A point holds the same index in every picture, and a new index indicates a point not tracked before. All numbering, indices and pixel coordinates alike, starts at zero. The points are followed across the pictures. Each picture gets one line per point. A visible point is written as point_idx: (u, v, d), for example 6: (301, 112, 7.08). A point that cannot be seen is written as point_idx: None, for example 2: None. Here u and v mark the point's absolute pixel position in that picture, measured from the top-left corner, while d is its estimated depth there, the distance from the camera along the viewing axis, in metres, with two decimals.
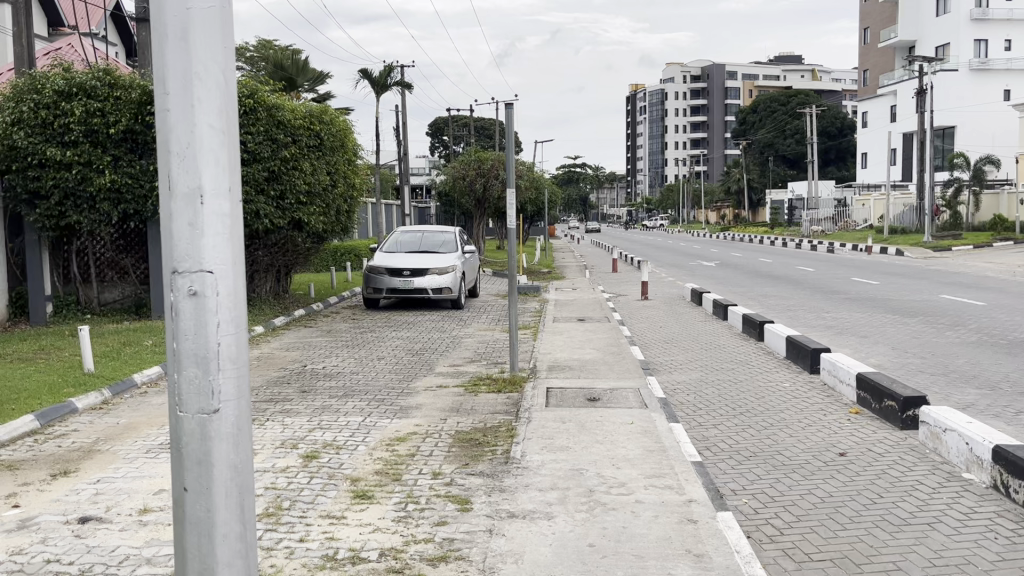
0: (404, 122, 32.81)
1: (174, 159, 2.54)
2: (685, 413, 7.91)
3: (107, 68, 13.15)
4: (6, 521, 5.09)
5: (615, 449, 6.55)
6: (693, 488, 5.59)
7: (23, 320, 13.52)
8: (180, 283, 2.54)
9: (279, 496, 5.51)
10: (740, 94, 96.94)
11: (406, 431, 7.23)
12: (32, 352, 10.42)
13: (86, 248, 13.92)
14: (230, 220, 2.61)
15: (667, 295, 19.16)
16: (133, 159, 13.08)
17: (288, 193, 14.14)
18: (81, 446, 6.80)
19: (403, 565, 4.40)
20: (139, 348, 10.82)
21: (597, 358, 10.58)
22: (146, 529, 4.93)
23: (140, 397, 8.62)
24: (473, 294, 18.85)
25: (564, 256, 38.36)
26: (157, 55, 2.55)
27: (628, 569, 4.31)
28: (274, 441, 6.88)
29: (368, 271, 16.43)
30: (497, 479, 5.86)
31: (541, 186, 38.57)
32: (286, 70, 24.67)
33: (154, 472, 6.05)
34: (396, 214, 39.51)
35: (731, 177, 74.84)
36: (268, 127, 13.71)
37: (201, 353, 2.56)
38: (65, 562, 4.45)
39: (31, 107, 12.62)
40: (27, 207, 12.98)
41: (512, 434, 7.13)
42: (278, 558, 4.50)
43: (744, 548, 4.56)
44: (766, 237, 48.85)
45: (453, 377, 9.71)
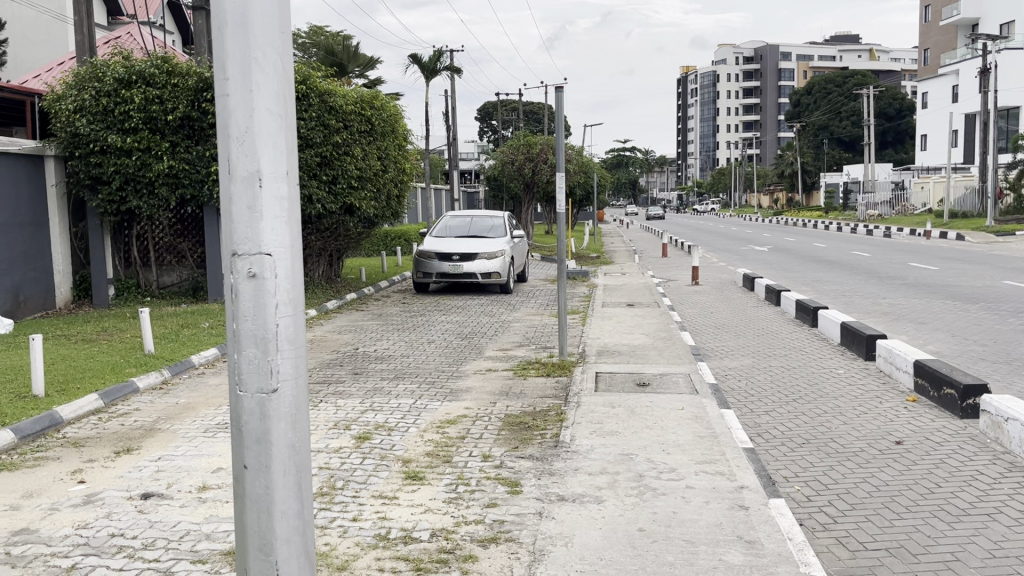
0: (453, 106, 32.80)
1: (233, 144, 2.58)
2: (736, 399, 7.84)
3: (165, 56, 13.39)
4: (73, 496, 5.28)
5: (665, 434, 6.52)
6: (745, 474, 5.55)
7: (86, 302, 13.94)
8: (240, 266, 2.60)
9: (332, 476, 5.61)
10: (795, 76, 95.12)
11: (456, 414, 7.29)
12: (95, 334, 10.74)
13: (146, 233, 14.27)
14: (289, 203, 2.66)
15: (719, 281, 18.92)
16: (191, 144, 13.34)
17: (340, 178, 14.30)
18: (144, 424, 7.00)
19: (455, 546, 4.45)
20: (196, 330, 11.07)
21: (647, 344, 10.50)
22: (205, 505, 5.06)
23: (198, 378, 8.84)
24: (522, 279, 18.87)
25: (613, 241, 38.18)
26: (216, 42, 2.59)
27: (679, 554, 4.30)
28: (328, 422, 7.00)
29: (418, 256, 16.55)
30: (547, 463, 5.89)
31: (590, 169, 38.40)
32: (337, 56, 24.91)
33: (212, 451, 6.20)
34: (445, 198, 39.66)
35: (785, 161, 73.48)
36: (320, 113, 13.82)
37: (261, 333, 2.61)
38: (129, 536, 4.60)
39: (93, 95, 12.94)
40: (89, 192, 13.36)
41: (561, 418, 7.14)
42: (332, 536, 4.58)
43: (797, 536, 4.51)
44: (821, 222, 48.00)
45: (502, 360, 9.76)
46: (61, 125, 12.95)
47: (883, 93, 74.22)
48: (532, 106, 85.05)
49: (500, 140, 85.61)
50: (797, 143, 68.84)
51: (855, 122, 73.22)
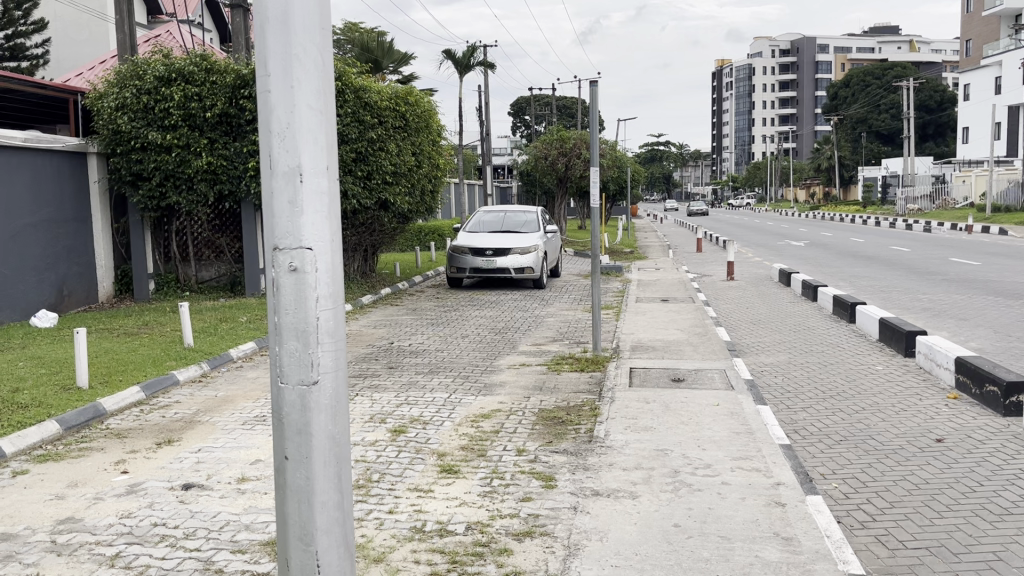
0: (486, 101, 32.83)
1: (275, 139, 2.62)
2: (772, 395, 7.77)
3: (203, 53, 13.54)
4: (116, 486, 5.39)
5: (701, 430, 6.49)
6: (782, 471, 5.51)
7: (128, 296, 14.19)
8: (281, 260, 2.63)
9: (368, 469, 5.66)
10: (832, 68, 93.81)
11: (490, 408, 7.31)
12: (137, 327, 10.95)
13: (185, 228, 14.48)
14: (329, 198, 2.69)
15: (755, 276, 18.73)
16: (229, 141, 13.51)
17: (375, 174, 14.41)
18: (184, 416, 7.12)
19: (489, 539, 4.47)
20: (234, 324, 11.22)
21: (682, 339, 10.44)
22: (245, 497, 5.15)
23: (236, 371, 8.98)
24: (555, 274, 18.85)
25: (646, 236, 38.00)
26: (259, 39, 2.63)
27: (714, 550, 4.28)
28: (364, 415, 7.07)
29: (452, 251, 16.60)
30: (582, 457, 5.89)
31: (623, 164, 38.26)
32: (372, 52, 25.15)
33: (250, 443, 6.28)
34: (478, 193, 39.78)
35: (822, 155, 72.51)
36: (356, 109, 13.91)
37: (302, 327, 2.65)
38: (171, 526, 4.69)
39: (134, 93, 13.14)
40: (131, 188, 13.60)
41: (595, 413, 7.15)
42: (369, 528, 4.64)
43: (835, 533, 4.47)
44: (859, 217, 47.31)
45: (536, 355, 9.77)
46: (102, 123, 13.14)
47: (923, 86, 72.94)
48: (566, 100, 84.97)
49: (534, 134, 85.61)
50: (835, 136, 67.85)
51: (894, 115, 71.99)
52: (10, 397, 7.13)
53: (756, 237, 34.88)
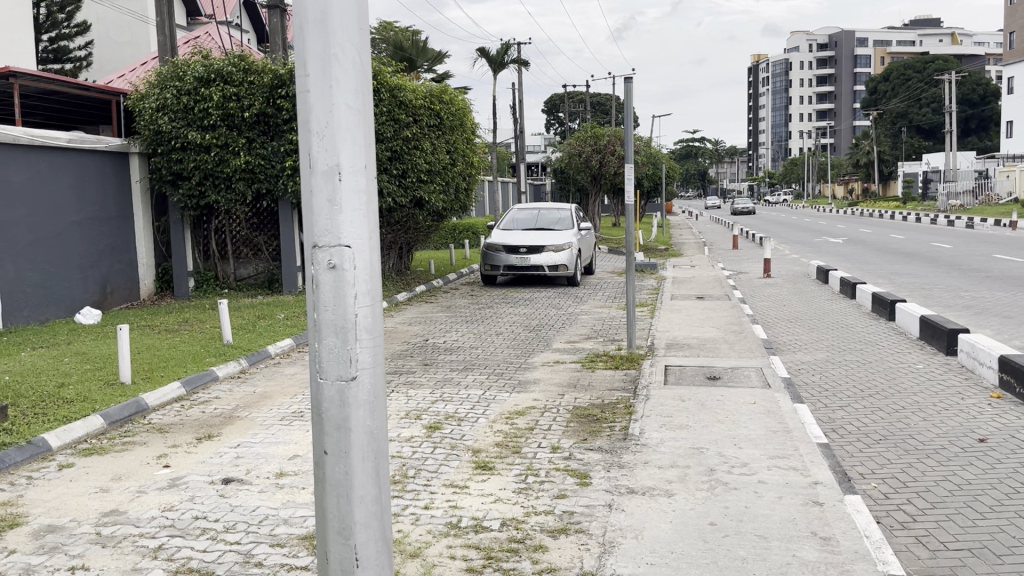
0: (520, 98, 32.82)
1: (314, 138, 2.65)
2: (810, 394, 7.69)
3: (241, 54, 13.73)
4: (158, 480, 5.50)
5: (737, 428, 6.44)
6: (819, 470, 5.45)
7: (168, 294, 14.42)
8: (320, 257, 2.67)
9: (404, 465, 5.71)
10: (871, 62, 92.32)
11: (525, 405, 7.33)
12: (177, 324, 11.14)
13: (223, 226, 14.68)
14: (367, 196, 2.72)
15: (791, 273, 18.53)
16: (266, 140, 13.68)
17: (410, 172, 14.49)
18: (223, 412, 7.24)
19: (525, 536, 4.49)
20: (272, 321, 11.38)
21: (717, 337, 10.38)
22: (283, 491, 5.22)
23: (274, 367, 9.11)
24: (589, 271, 18.82)
25: (681, 233, 37.78)
26: (298, 39, 2.67)
27: (751, 549, 4.25)
28: (399, 411, 7.13)
29: (486, 249, 16.63)
30: (616, 455, 5.87)
31: (658, 160, 38.07)
32: (406, 51, 25.32)
33: (288, 438, 6.37)
34: (512, 191, 39.82)
35: (862, 150, 71.43)
36: (391, 108, 14.00)
37: (340, 323, 2.68)
38: (212, 519, 4.77)
39: (175, 94, 13.35)
40: (171, 187, 13.84)
41: (631, 411, 7.13)
42: (405, 523, 4.68)
43: (875, 534, 4.42)
44: (900, 212, 46.48)
45: (570, 353, 9.75)
46: (144, 123, 13.37)
47: (966, 79, 71.48)
48: (600, 97, 84.80)
49: (568, 131, 85.49)
50: (873, 130, 66.82)
51: (935, 109, 70.65)
52: (55, 392, 7.30)
53: (790, 237, 32.24)
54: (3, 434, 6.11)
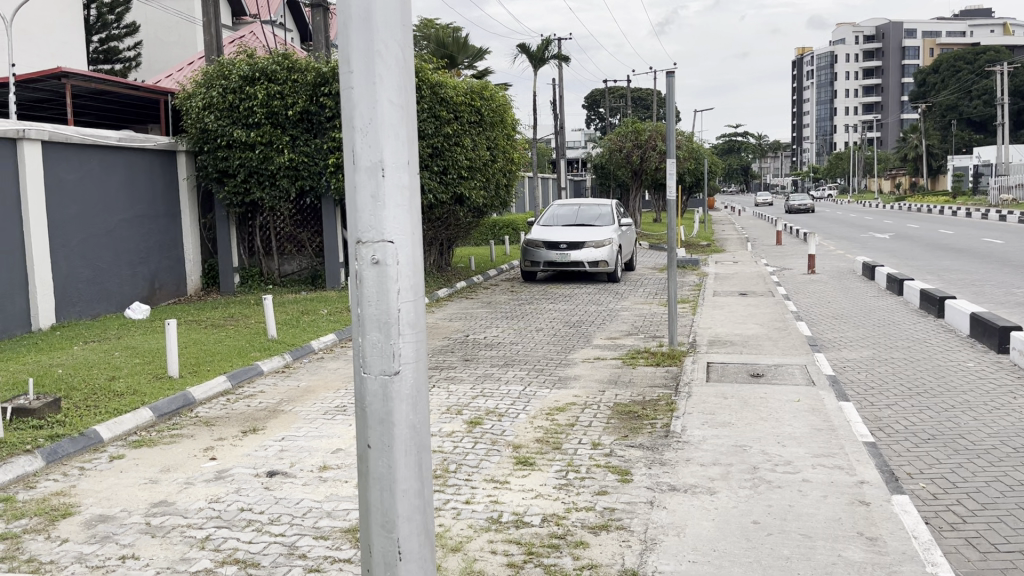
0: (561, 94, 32.74)
1: (358, 134, 2.68)
2: (856, 392, 7.56)
3: (285, 53, 13.88)
4: (205, 472, 5.60)
5: (781, 426, 6.37)
6: (865, 469, 5.36)
7: (214, 290, 14.67)
8: (363, 253, 2.70)
9: (445, 459, 5.75)
10: (921, 54, 90.33)
11: (565, 401, 7.32)
12: (223, 319, 11.34)
13: (268, 223, 14.88)
14: (409, 192, 2.73)
15: (836, 269, 18.24)
16: (309, 137, 13.83)
17: (450, 168, 14.55)
18: (268, 405, 7.35)
19: (566, 532, 4.49)
20: (315, 316, 11.52)
21: (761, 333, 10.27)
22: (326, 484, 5.28)
23: (318, 362, 9.22)
24: (630, 267, 18.73)
25: (724, 228, 37.40)
26: (342, 36, 2.69)
27: (796, 548, 4.19)
28: (441, 407, 7.18)
29: (527, 244, 16.65)
30: (658, 452, 5.85)
31: (700, 155, 37.76)
32: (448, 48, 25.44)
33: (332, 432, 6.44)
34: (552, 187, 39.77)
35: (910, 144, 69.96)
36: (432, 105, 14.05)
37: (384, 318, 2.71)
38: (257, 511, 4.85)
39: (220, 92, 13.58)
40: (217, 184, 14.08)
41: (672, 408, 7.08)
42: (446, 518, 4.70)
43: (923, 535, 4.33)
44: (949, 207, 45.51)
45: (611, 349, 9.72)
46: (191, 122, 13.63)
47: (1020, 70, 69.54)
48: (641, 92, 84.23)
49: (608, 126, 85.17)
50: (921, 123, 65.48)
51: (986, 101, 68.97)
52: (107, 385, 7.48)
53: (830, 237, 29.19)
54: (56, 425, 6.28)
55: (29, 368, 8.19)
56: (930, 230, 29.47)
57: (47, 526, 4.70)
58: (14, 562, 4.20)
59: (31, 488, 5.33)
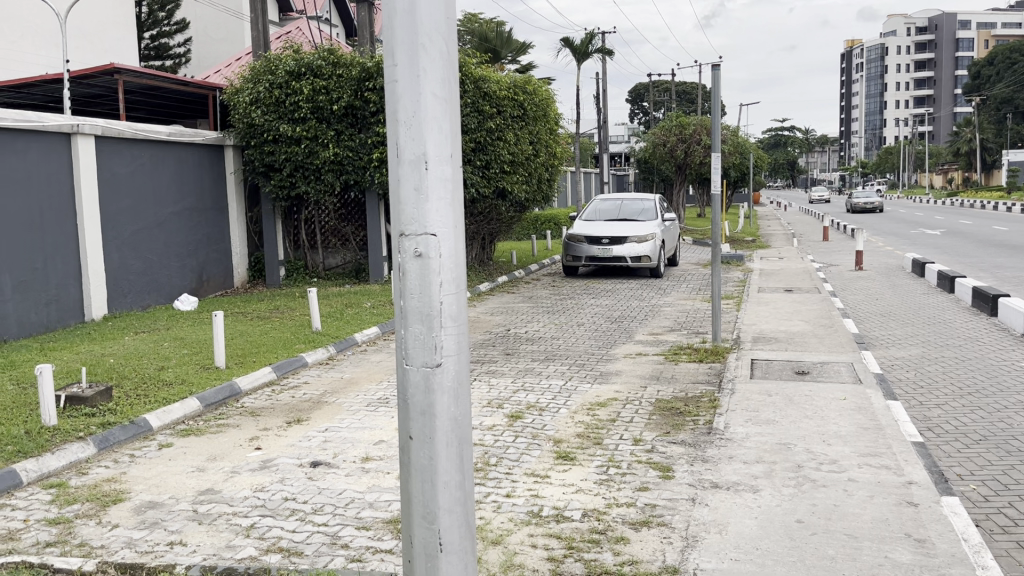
0: (605, 88, 32.58)
1: (401, 128, 2.69)
2: (905, 391, 7.40)
3: (331, 48, 13.99)
4: (251, 461, 5.70)
5: (826, 424, 6.28)
6: (914, 469, 5.26)
7: (260, 282, 14.88)
8: (407, 246, 2.71)
9: (486, 452, 5.77)
10: (976, 45, 87.94)
11: (606, 397, 7.29)
12: (269, 311, 11.51)
13: (313, 217, 15.05)
14: (451, 184, 2.74)
15: (885, 266, 17.88)
16: (354, 132, 13.94)
17: (493, 163, 14.55)
18: (312, 396, 7.45)
19: (606, 527, 4.48)
20: (359, 309, 11.63)
21: (807, 330, 10.11)
22: (368, 475, 5.34)
23: (361, 354, 9.32)
24: (673, 262, 18.58)
25: (769, 223, 36.91)
26: (387, 28, 2.70)
27: (841, 548, 4.13)
28: (482, 400, 7.20)
29: (569, 239, 16.60)
30: (700, 449, 5.80)
31: (745, 150, 37.33)
32: (491, 42, 25.49)
33: (374, 424, 6.50)
34: (595, 182, 39.63)
35: (963, 138, 68.21)
36: (476, 99, 14.08)
37: (426, 310, 2.72)
38: (301, 501, 4.92)
39: (267, 88, 13.75)
40: (264, 178, 14.28)
41: (715, 404, 7.01)
42: (487, 511, 4.72)
43: (973, 537, 4.23)
44: (1003, 202, 44.31)
45: (653, 345, 9.65)
46: (239, 117, 13.84)
47: None
48: (686, 86, 83.38)
49: (651, 121, 84.62)
50: (975, 116, 63.81)
51: None
52: (156, 374, 7.65)
53: (879, 237, 26.69)
54: (108, 413, 6.43)
55: (81, 356, 8.40)
56: (984, 226, 28.68)
57: (99, 511, 4.82)
58: (67, 547, 4.31)
59: (84, 474, 5.47)
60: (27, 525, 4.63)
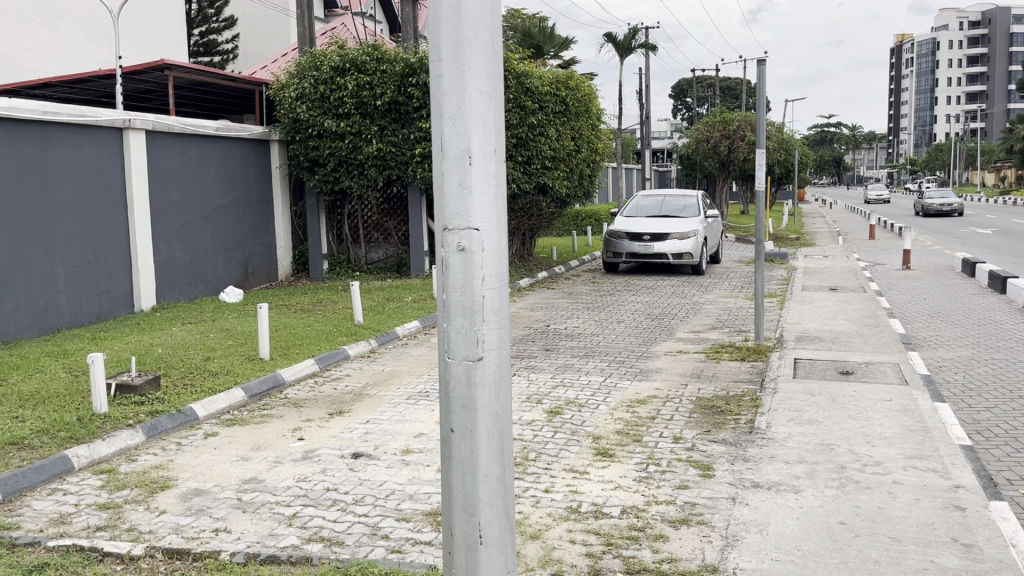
0: (648, 83, 32.37)
1: (446, 123, 2.70)
2: (953, 393, 7.26)
3: (375, 43, 14.09)
4: (293, 452, 5.78)
5: (871, 426, 6.18)
6: (962, 473, 5.15)
7: (303, 275, 15.08)
8: (450, 240, 2.73)
9: (525, 448, 5.78)
10: None
11: (646, 394, 7.26)
12: (313, 304, 11.65)
13: (356, 211, 15.19)
14: (495, 179, 2.75)
15: (934, 265, 17.51)
16: (397, 128, 14.05)
17: (535, 158, 14.57)
18: (354, 389, 7.54)
19: (645, 524, 4.46)
20: (399, 303, 11.72)
21: (851, 330, 9.96)
22: (408, 468, 5.39)
23: (402, 348, 9.39)
24: (715, 259, 18.41)
25: (814, 221, 36.34)
26: (432, 23, 2.72)
27: (885, 552, 4.07)
28: (521, 395, 7.22)
29: (610, 235, 16.54)
30: (741, 448, 5.75)
31: (790, 146, 36.84)
32: (534, 38, 25.50)
33: (414, 417, 6.55)
34: (636, 178, 39.42)
35: (1017, 135, 66.39)
36: (518, 94, 14.10)
37: (468, 304, 2.74)
38: (342, 491, 4.98)
39: (313, 83, 13.92)
40: (308, 173, 14.47)
41: (757, 403, 6.94)
42: (526, 505, 4.74)
43: (1022, 543, 4.14)
44: None
45: (694, 343, 9.58)
46: (284, 112, 14.02)
47: None
48: (731, 82, 82.48)
49: (695, 117, 83.91)
50: None
51: None
52: (202, 365, 7.80)
53: (928, 237, 25.80)
54: (156, 402, 6.58)
55: (131, 346, 8.60)
56: None
57: (147, 497, 4.94)
58: (116, 531, 4.42)
59: (133, 461, 5.60)
60: (78, 510, 4.75)
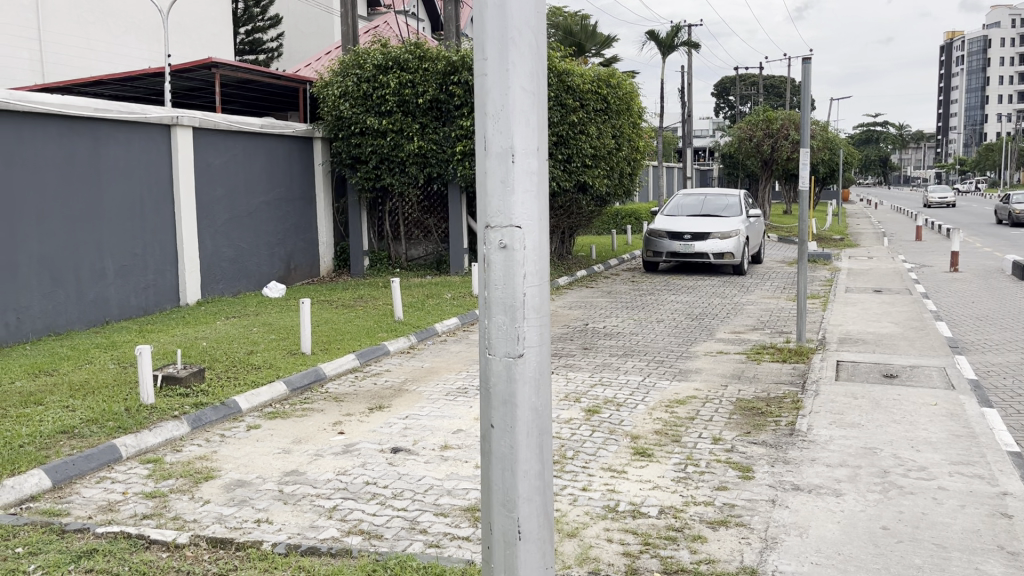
0: (691, 81, 32.12)
1: (490, 121, 2.72)
2: (1001, 398, 7.11)
3: (418, 42, 14.17)
4: (334, 445, 5.86)
5: (915, 430, 6.07)
6: (1009, 480, 5.05)
7: (345, 272, 15.23)
8: (492, 237, 2.75)
9: (564, 445, 5.79)
10: None
11: (685, 394, 7.22)
12: (353, 300, 11.77)
13: (396, 208, 15.30)
14: (539, 177, 2.77)
15: (983, 268, 17.12)
16: (438, 126, 14.12)
17: (575, 157, 14.56)
18: (393, 384, 7.60)
19: (683, 525, 4.44)
20: (438, 300, 11.79)
21: (896, 333, 9.78)
22: (447, 463, 5.43)
23: (440, 344, 9.44)
24: (757, 259, 18.21)
25: (858, 221, 35.75)
26: (477, 22, 2.74)
27: (928, 558, 4.00)
28: (560, 393, 7.23)
29: (650, 235, 16.45)
30: (781, 450, 5.70)
31: (834, 146, 36.28)
32: (575, 36, 25.44)
33: (453, 413, 6.59)
34: (677, 176, 39.16)
35: None
36: (559, 92, 14.09)
37: (509, 301, 2.76)
38: (381, 485, 5.04)
39: (356, 81, 14.04)
40: (350, 170, 14.61)
41: (798, 405, 6.85)
42: (564, 503, 4.75)
43: None
44: None
45: (734, 344, 9.49)
46: (328, 110, 14.16)
47: None
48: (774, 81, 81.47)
49: (738, 114, 83.02)
50: None
51: None
52: (246, 358, 7.93)
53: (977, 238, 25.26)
54: (201, 394, 6.70)
55: (177, 339, 8.79)
56: None
57: (191, 487, 5.04)
58: (161, 520, 4.52)
59: (178, 451, 5.73)
60: (125, 498, 4.87)
